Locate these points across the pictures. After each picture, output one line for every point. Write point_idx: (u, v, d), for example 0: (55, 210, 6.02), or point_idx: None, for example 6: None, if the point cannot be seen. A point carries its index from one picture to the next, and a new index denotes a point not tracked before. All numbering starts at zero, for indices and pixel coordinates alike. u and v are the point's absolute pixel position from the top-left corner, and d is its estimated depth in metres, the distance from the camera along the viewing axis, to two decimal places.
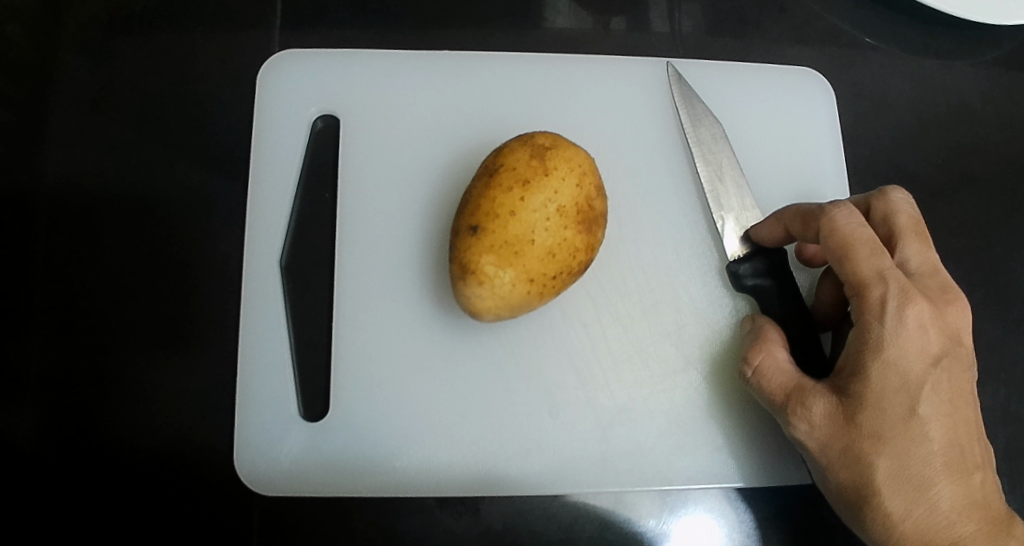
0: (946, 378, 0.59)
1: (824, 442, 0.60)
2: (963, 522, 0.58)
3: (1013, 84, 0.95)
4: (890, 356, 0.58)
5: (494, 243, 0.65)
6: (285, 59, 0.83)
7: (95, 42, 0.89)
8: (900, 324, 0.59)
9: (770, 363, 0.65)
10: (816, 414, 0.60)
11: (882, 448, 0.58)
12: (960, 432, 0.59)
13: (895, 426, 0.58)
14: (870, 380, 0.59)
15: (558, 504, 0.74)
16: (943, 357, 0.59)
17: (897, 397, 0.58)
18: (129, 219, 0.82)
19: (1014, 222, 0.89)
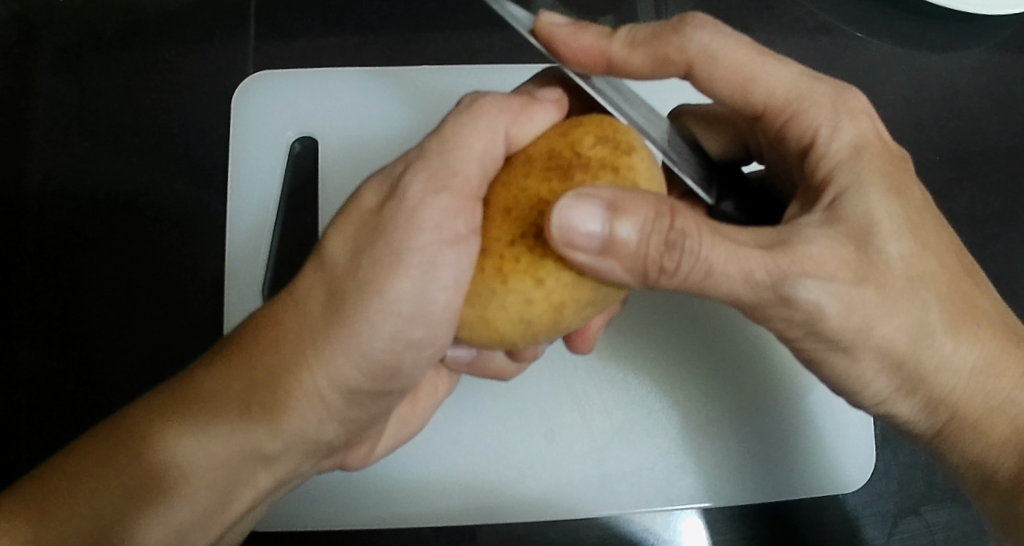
0: (873, 152, 0.56)
1: (861, 309, 0.52)
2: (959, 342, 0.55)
3: (1010, 71, 0.93)
4: (864, 181, 0.54)
5: (506, 238, 0.52)
6: (257, 80, 0.84)
7: (70, 69, 0.87)
8: (856, 126, 0.57)
9: (712, 260, 0.48)
10: (819, 260, 0.50)
11: (854, 258, 0.51)
12: (921, 216, 0.55)
13: (912, 264, 0.53)
14: (862, 202, 0.53)
15: (557, 527, 0.72)
16: (873, 143, 0.56)
17: (876, 212, 0.53)
18: (110, 252, 0.81)
19: (1016, 216, 0.87)
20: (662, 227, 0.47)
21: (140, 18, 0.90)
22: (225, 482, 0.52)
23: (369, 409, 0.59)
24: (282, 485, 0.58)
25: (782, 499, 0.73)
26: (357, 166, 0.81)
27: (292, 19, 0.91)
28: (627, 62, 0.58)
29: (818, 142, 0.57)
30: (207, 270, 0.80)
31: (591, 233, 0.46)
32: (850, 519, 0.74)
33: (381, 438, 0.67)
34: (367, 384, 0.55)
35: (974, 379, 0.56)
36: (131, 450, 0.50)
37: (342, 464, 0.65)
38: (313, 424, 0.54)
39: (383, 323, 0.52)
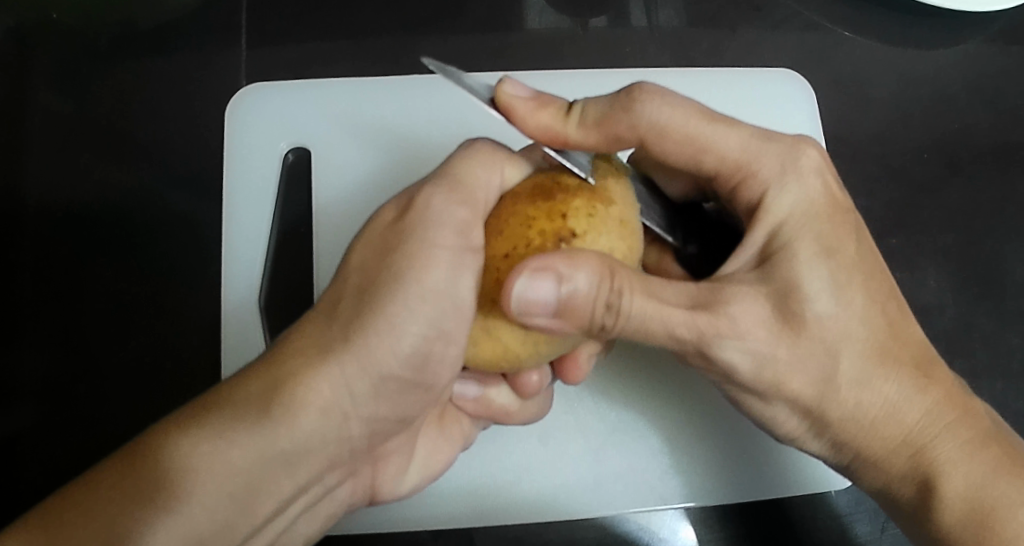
0: (818, 211, 0.56)
1: (765, 365, 0.55)
2: (882, 389, 0.57)
3: (997, 67, 0.94)
4: (799, 245, 0.55)
5: (502, 254, 0.54)
6: (250, 93, 0.85)
7: (65, 83, 0.88)
8: (802, 187, 0.57)
9: (643, 315, 0.53)
10: (739, 326, 0.54)
11: (778, 318, 0.54)
12: (858, 272, 0.56)
13: (838, 327, 0.55)
14: (792, 263, 0.55)
15: (553, 528, 0.73)
16: (821, 205, 0.57)
17: (811, 272, 0.55)
18: (108, 265, 0.82)
19: (1005, 212, 0.88)
20: (605, 291, 0.51)
21: (134, 30, 0.91)
22: (249, 487, 0.51)
23: (390, 418, 0.60)
24: (303, 505, 0.57)
25: (774, 497, 0.74)
26: (350, 174, 0.82)
27: (284, 27, 0.92)
28: (582, 144, 0.57)
29: (764, 204, 0.57)
30: (205, 282, 0.82)
31: (546, 303, 0.49)
32: (842, 516, 0.75)
33: (412, 464, 0.66)
34: (387, 387, 0.57)
35: (882, 413, 0.57)
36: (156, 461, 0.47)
37: (369, 491, 0.64)
38: (335, 426, 0.55)
39: (410, 320, 0.54)
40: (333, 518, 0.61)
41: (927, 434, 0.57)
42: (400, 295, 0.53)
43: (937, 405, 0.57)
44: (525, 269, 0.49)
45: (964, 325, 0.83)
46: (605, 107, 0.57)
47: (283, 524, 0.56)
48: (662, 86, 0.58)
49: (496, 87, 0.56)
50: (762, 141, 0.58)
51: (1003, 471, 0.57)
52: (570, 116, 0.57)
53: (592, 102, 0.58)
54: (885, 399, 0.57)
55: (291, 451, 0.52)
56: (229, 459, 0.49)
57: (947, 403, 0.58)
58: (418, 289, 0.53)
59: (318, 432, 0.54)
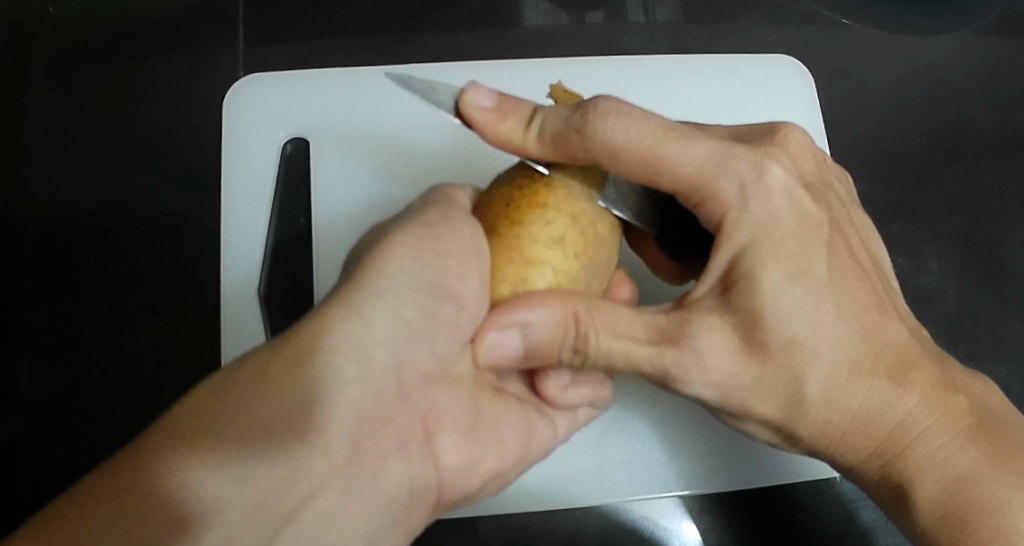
0: (787, 235, 0.53)
1: (730, 394, 0.56)
2: (866, 394, 0.55)
3: (993, 52, 0.94)
4: (763, 271, 0.52)
5: (499, 205, 0.58)
6: (247, 84, 0.84)
7: (62, 80, 0.88)
8: (766, 206, 0.53)
9: (610, 350, 0.55)
10: (707, 365, 0.54)
11: (746, 347, 0.54)
12: (827, 292, 0.53)
13: (812, 344, 0.53)
14: (752, 292, 0.53)
15: (557, 518, 0.73)
16: (788, 228, 0.53)
17: (782, 296, 0.53)
18: (108, 262, 0.81)
19: (1005, 197, 0.87)
20: (569, 336, 0.55)
21: (130, 28, 0.91)
22: (271, 450, 0.45)
23: (422, 375, 0.55)
24: (358, 482, 0.49)
25: (777, 484, 0.74)
26: (348, 165, 0.82)
27: (281, 22, 0.92)
28: (541, 157, 0.56)
29: (725, 230, 0.54)
30: (204, 277, 0.81)
31: (507, 350, 0.56)
32: (847, 502, 0.74)
33: (474, 442, 0.59)
34: (408, 336, 0.53)
35: (867, 415, 0.56)
36: (168, 440, 0.43)
37: (436, 479, 0.56)
38: (361, 377, 0.50)
39: (406, 263, 0.53)
40: (394, 499, 0.52)
41: (905, 437, 0.57)
42: (398, 249, 0.53)
43: (919, 408, 0.56)
44: (488, 332, 0.55)
45: (966, 309, 0.83)
46: (562, 125, 0.54)
47: (337, 502, 0.48)
48: (618, 100, 0.54)
49: (460, 93, 0.55)
50: (725, 152, 0.54)
51: (979, 472, 0.56)
52: (531, 129, 0.55)
53: (556, 111, 0.55)
54: (848, 411, 0.56)
55: (307, 406, 0.47)
56: (246, 417, 0.45)
57: (930, 404, 0.57)
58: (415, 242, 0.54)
59: (335, 379, 0.49)
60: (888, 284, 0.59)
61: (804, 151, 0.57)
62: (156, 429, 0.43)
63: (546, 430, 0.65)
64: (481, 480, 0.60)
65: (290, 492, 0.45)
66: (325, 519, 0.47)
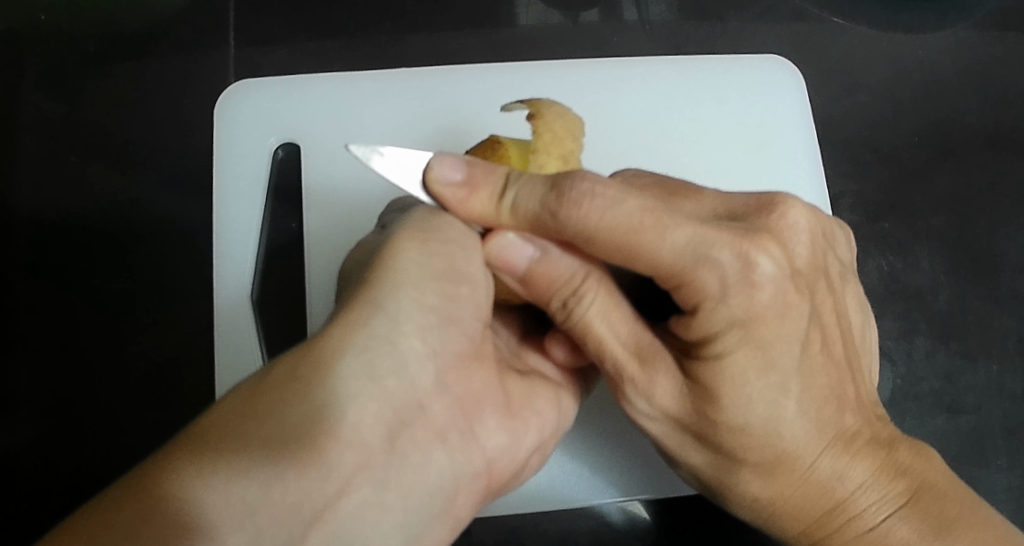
0: (762, 324, 0.52)
1: (668, 434, 0.60)
2: (810, 475, 0.58)
3: (986, 49, 0.94)
4: (731, 357, 0.53)
5: None
6: (239, 89, 0.85)
7: (56, 85, 0.88)
8: (747, 301, 0.51)
9: (590, 319, 0.58)
10: (653, 399, 0.59)
11: (694, 407, 0.57)
12: (789, 381, 0.54)
13: (761, 427, 0.55)
14: (712, 372, 0.54)
15: (550, 518, 0.74)
16: (763, 319, 0.52)
17: (751, 383, 0.54)
18: (104, 267, 0.82)
19: (999, 195, 0.87)
20: (570, 284, 0.57)
21: (123, 32, 0.91)
22: (309, 446, 0.46)
23: (454, 361, 0.56)
24: (393, 475, 0.51)
25: None
26: (340, 170, 0.82)
27: (274, 25, 0.92)
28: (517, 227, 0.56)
29: (701, 313, 0.52)
30: (199, 282, 0.82)
31: (517, 262, 0.57)
32: None
33: (512, 426, 0.60)
34: (434, 324, 0.54)
35: (818, 484, 0.58)
36: (200, 445, 0.44)
37: (483, 463, 0.57)
38: (391, 370, 0.51)
39: (421, 259, 0.54)
40: (426, 492, 0.53)
41: (842, 519, 0.59)
42: (414, 246, 0.54)
43: (856, 496, 0.59)
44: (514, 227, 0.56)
45: (958, 308, 0.83)
46: (538, 207, 0.53)
47: (374, 496, 0.49)
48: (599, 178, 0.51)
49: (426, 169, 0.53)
50: (710, 240, 0.50)
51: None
52: (503, 204, 0.54)
53: (526, 188, 0.53)
54: (780, 493, 0.59)
55: (340, 403, 0.48)
56: (279, 415, 0.46)
57: (869, 491, 0.59)
58: (431, 236, 0.55)
59: (371, 372, 0.50)
60: (855, 358, 0.60)
61: (806, 230, 0.55)
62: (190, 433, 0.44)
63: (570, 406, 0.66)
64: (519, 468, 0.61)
65: (327, 485, 0.46)
66: (361, 515, 0.49)
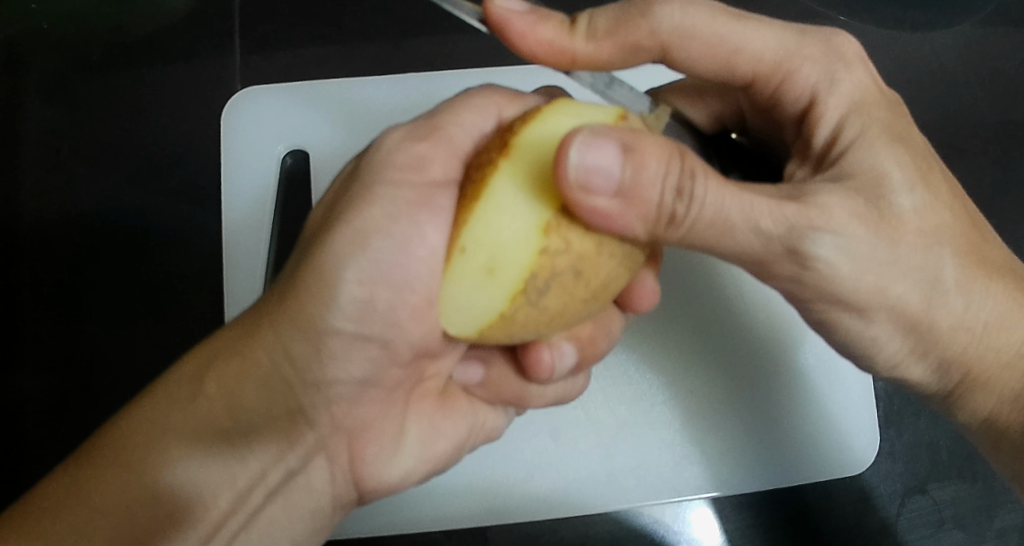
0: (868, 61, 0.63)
1: (787, 47, 0.61)
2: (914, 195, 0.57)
3: (994, 47, 0.93)
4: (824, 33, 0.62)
5: (464, 192, 0.53)
6: (245, 99, 0.85)
7: (57, 92, 0.88)
8: (851, 50, 0.61)
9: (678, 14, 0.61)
10: (754, 36, 0.61)
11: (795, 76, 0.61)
12: (869, 98, 0.60)
13: (850, 98, 0.59)
14: (809, 58, 0.60)
15: (566, 524, 0.74)
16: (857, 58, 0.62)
17: (839, 45, 0.61)
18: (109, 275, 0.82)
19: (1007, 193, 0.87)
20: (675, 169, 0.49)
21: (123, 38, 0.90)
22: (226, 453, 0.56)
23: (347, 395, 0.61)
24: (292, 491, 0.59)
25: (789, 484, 0.75)
26: None
27: (278, 32, 0.91)
28: (594, 56, 0.61)
29: (818, 101, 0.60)
30: (201, 293, 0.81)
31: (608, 172, 0.46)
32: (858, 502, 0.75)
33: (404, 445, 0.65)
34: (356, 356, 0.59)
35: (926, 267, 0.57)
36: (151, 422, 0.54)
37: (357, 494, 0.63)
38: (297, 399, 0.59)
39: (348, 289, 0.56)
40: (317, 511, 0.61)
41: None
42: (339, 260, 0.56)
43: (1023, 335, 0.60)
44: (579, 138, 0.45)
45: None
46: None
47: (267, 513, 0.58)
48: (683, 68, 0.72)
49: None
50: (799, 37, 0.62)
51: None
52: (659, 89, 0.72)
53: (601, 13, 0.62)
54: (878, 216, 0.55)
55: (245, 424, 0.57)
56: (205, 416, 0.55)
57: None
58: (366, 255, 0.56)
59: (269, 406, 0.58)
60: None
61: (866, 72, 0.61)
62: (105, 440, 0.53)
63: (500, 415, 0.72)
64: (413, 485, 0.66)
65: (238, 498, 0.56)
66: (256, 529, 0.57)
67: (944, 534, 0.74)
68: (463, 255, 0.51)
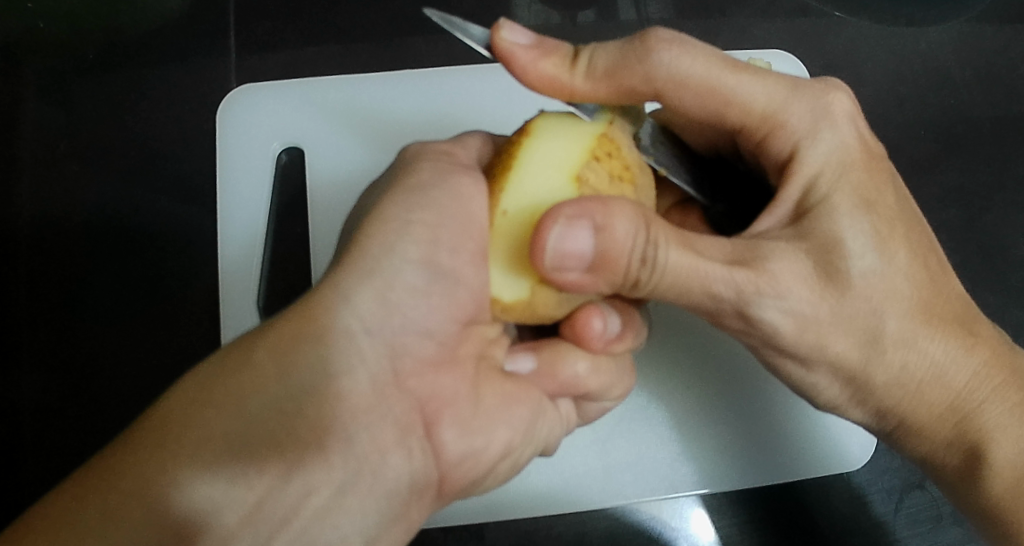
0: (862, 125, 0.60)
1: (776, 103, 0.58)
2: (879, 262, 0.56)
3: (989, 41, 0.93)
4: (818, 93, 0.59)
5: (492, 170, 0.59)
6: (241, 94, 0.85)
7: (53, 91, 0.88)
8: (841, 111, 0.59)
9: (672, 60, 0.56)
10: (743, 86, 0.58)
11: (780, 134, 0.58)
12: (852, 161, 0.58)
13: (832, 159, 0.57)
14: (796, 117, 0.58)
15: (564, 521, 0.74)
16: (852, 120, 0.60)
17: (830, 108, 0.59)
18: (107, 271, 0.81)
19: (1003, 188, 0.87)
20: (643, 238, 0.51)
21: (119, 38, 0.90)
22: (283, 422, 0.50)
23: (418, 360, 0.57)
24: (358, 469, 0.52)
25: (786, 480, 0.75)
26: (344, 172, 0.82)
27: (273, 30, 0.91)
28: (590, 96, 0.57)
29: (797, 157, 0.57)
30: (198, 288, 0.81)
31: (582, 252, 0.49)
32: (855, 498, 0.75)
33: (474, 432, 0.58)
34: (420, 307, 0.56)
35: (884, 323, 0.56)
36: (197, 395, 0.49)
37: (436, 475, 0.56)
38: (363, 360, 0.54)
39: (411, 232, 0.57)
40: (392, 494, 0.53)
41: (973, 401, 0.60)
42: (397, 208, 0.57)
43: (981, 375, 0.60)
44: (557, 224, 0.49)
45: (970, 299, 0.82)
46: None
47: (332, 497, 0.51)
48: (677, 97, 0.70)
49: None
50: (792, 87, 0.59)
51: None
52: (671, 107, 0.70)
53: (602, 48, 0.57)
54: (836, 286, 0.55)
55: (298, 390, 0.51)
56: (258, 381, 0.50)
57: (993, 367, 0.60)
58: (420, 206, 0.57)
59: (328, 368, 0.52)
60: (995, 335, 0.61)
61: (852, 134, 0.59)
62: (141, 428, 0.47)
63: (558, 423, 0.65)
64: (490, 471, 0.59)
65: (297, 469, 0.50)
66: (319, 513, 0.50)
67: (943, 529, 0.74)
68: (504, 217, 0.57)
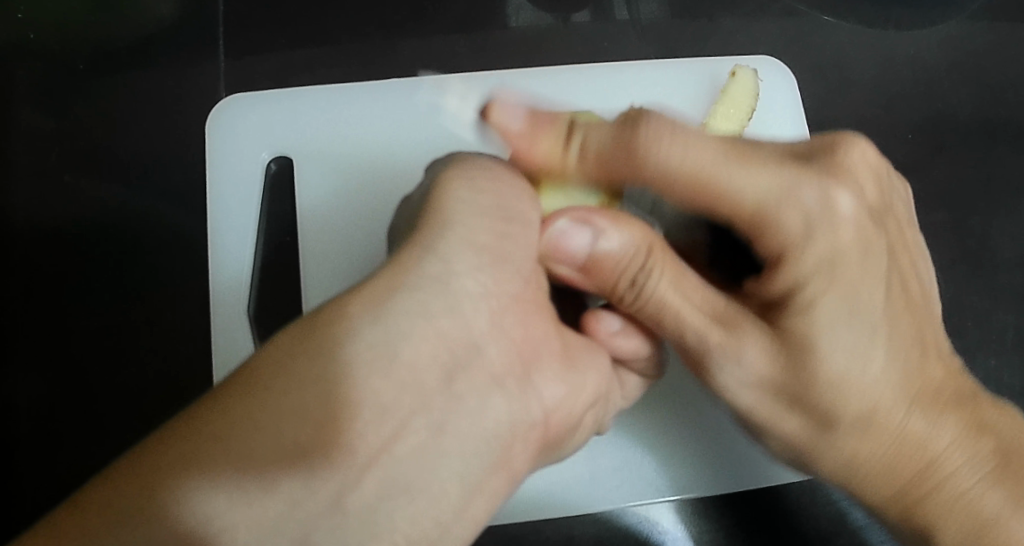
0: (870, 226, 0.56)
1: (777, 203, 0.53)
2: (854, 362, 0.56)
3: (977, 44, 0.94)
4: (824, 192, 0.54)
5: None
6: (229, 101, 0.85)
7: (45, 100, 0.88)
8: (848, 219, 0.54)
9: (663, 153, 0.53)
10: (740, 186, 0.53)
11: (768, 237, 0.54)
12: (848, 266, 0.54)
13: (828, 256, 0.54)
14: (790, 221, 0.53)
15: (552, 525, 0.74)
16: (858, 218, 0.55)
17: (836, 207, 0.54)
18: (100, 277, 0.82)
19: (990, 191, 0.88)
20: (637, 261, 0.58)
21: (110, 47, 0.91)
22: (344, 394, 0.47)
23: (499, 313, 0.56)
24: (444, 421, 0.51)
25: (771, 485, 0.76)
26: (331, 180, 0.83)
27: (263, 37, 0.92)
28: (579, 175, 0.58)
29: (788, 264, 0.54)
30: (191, 295, 0.82)
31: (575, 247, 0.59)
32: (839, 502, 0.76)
33: (557, 394, 0.58)
34: (489, 262, 0.56)
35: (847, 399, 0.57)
36: (253, 377, 0.46)
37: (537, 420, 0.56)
38: (439, 325, 0.52)
39: (482, 192, 0.57)
40: (479, 454, 0.52)
41: (940, 471, 0.58)
42: (470, 171, 0.58)
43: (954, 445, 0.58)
44: (562, 221, 0.58)
45: (956, 302, 0.83)
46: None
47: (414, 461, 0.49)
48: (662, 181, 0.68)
49: None
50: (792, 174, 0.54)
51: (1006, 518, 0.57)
52: None
53: (595, 127, 0.56)
54: (802, 373, 0.57)
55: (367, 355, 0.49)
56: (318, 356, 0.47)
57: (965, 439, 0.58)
58: (488, 166, 0.58)
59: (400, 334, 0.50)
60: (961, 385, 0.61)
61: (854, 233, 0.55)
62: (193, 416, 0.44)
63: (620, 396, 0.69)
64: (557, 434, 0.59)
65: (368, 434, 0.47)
66: (406, 473, 0.48)
67: None
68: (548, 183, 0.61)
